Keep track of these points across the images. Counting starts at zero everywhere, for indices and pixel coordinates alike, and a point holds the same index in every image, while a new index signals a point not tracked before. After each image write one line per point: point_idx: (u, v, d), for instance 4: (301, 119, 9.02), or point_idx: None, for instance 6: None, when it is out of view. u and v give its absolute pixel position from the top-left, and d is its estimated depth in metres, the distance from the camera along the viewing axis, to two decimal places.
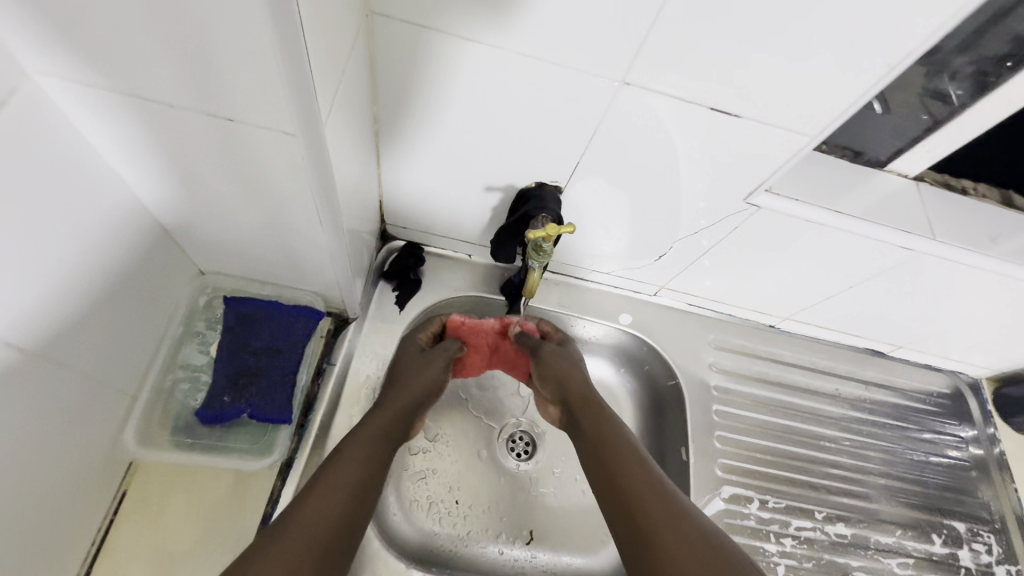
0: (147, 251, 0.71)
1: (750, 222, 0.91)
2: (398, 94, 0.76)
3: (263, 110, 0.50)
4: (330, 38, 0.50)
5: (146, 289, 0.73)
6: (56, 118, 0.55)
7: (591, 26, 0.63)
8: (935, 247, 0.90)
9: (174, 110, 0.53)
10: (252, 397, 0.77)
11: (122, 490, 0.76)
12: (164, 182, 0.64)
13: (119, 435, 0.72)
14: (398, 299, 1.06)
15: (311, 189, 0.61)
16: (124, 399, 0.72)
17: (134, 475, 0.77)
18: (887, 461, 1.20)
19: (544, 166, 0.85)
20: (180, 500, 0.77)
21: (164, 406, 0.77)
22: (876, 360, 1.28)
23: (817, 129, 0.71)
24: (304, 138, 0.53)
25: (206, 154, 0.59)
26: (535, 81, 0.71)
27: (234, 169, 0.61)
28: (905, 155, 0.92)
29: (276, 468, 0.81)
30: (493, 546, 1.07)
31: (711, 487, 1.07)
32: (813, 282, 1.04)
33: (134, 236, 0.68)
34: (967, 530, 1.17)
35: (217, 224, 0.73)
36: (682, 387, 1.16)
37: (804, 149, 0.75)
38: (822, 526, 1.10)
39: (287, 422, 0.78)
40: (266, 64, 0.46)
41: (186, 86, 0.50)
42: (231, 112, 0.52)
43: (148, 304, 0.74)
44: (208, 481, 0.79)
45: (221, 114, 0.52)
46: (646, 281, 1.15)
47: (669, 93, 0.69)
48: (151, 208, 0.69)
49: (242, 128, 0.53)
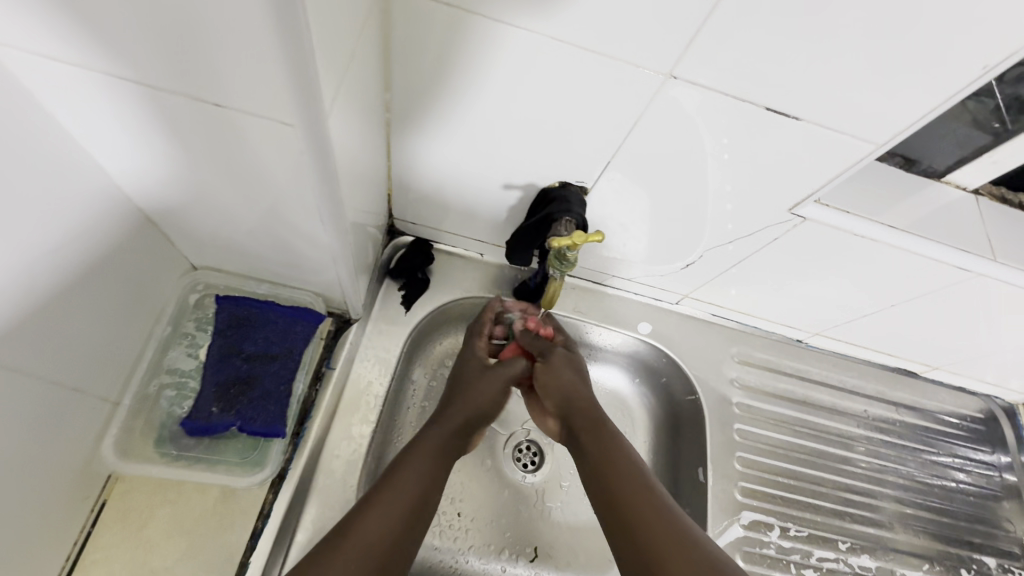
0: (129, 246, 0.65)
1: (791, 234, 0.83)
2: (413, 79, 0.68)
3: (258, 96, 0.43)
4: (342, 12, 0.42)
5: (129, 287, 0.67)
6: (17, 95, 0.47)
7: (640, 9, 0.55)
8: (994, 269, 0.82)
9: (152, 91, 0.46)
10: (243, 407, 0.70)
11: (102, 500, 0.71)
12: (145, 171, 0.57)
13: (97, 445, 0.66)
14: (404, 300, 0.99)
15: (312, 187, 0.54)
16: (103, 406, 0.66)
17: (115, 485, 0.71)
18: (915, 489, 1.13)
19: (570, 164, 0.77)
20: (165, 514, 0.72)
21: (147, 413, 0.71)
22: (908, 380, 1.20)
23: (886, 136, 0.63)
24: (305, 130, 0.46)
25: (192, 143, 0.52)
26: (568, 71, 0.63)
27: (224, 161, 0.53)
28: (966, 165, 0.84)
29: (267, 484, 0.76)
30: (496, 562, 1.02)
31: (730, 512, 1.01)
32: (851, 299, 0.97)
33: (113, 229, 0.61)
34: (997, 566, 1.11)
35: (208, 218, 0.66)
36: (702, 403, 1.09)
37: (867, 158, 0.67)
38: (845, 557, 1.04)
39: (281, 435, 0.72)
40: (260, 41, 0.38)
41: (165, 64, 0.43)
42: (219, 97, 0.45)
43: (131, 302, 0.68)
44: (195, 494, 0.73)
45: (206, 98, 0.45)
46: (669, 289, 1.07)
47: (721, 90, 0.61)
48: (133, 198, 0.62)
49: (231, 115, 0.46)
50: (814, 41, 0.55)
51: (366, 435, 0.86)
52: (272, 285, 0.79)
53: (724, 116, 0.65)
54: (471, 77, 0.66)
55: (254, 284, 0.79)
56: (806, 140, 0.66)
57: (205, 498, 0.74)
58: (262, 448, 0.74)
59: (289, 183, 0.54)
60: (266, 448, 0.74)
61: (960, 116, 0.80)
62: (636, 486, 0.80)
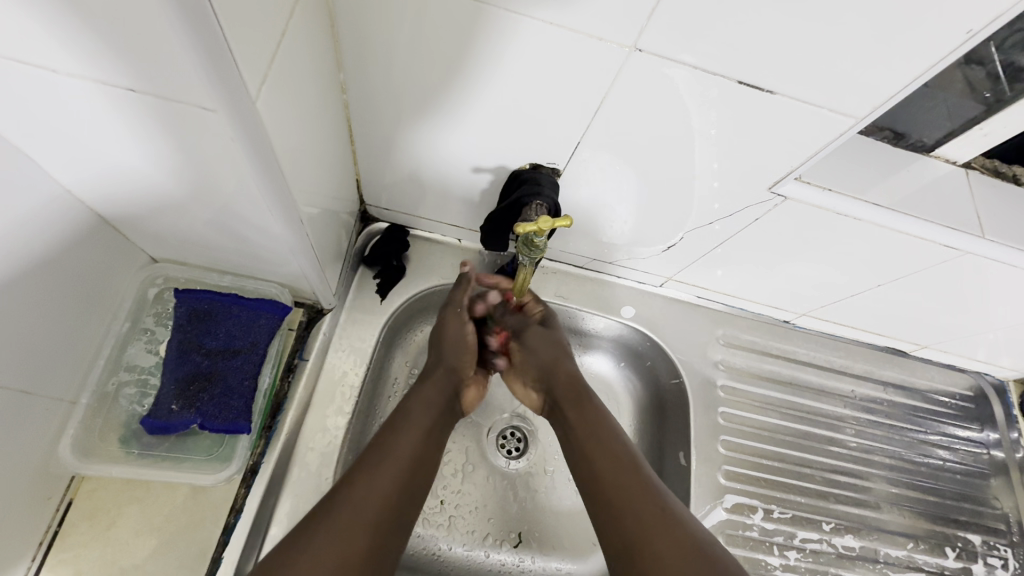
0: (78, 243, 0.62)
1: (772, 214, 0.80)
2: (367, 58, 0.64)
3: (173, 79, 0.40)
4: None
5: (81, 284, 0.64)
6: None
7: None
8: (983, 246, 0.79)
9: (59, 78, 0.42)
10: (204, 405, 0.69)
11: (68, 499, 0.70)
12: (78, 166, 0.54)
13: (54, 447, 0.65)
14: (379, 288, 0.97)
15: (253, 174, 0.51)
16: (59, 406, 0.64)
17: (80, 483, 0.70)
18: (902, 469, 1.13)
19: (540, 144, 0.74)
20: (133, 511, 0.71)
21: (107, 412, 0.69)
22: (897, 359, 1.19)
23: (866, 109, 0.60)
24: (230, 114, 0.43)
25: (118, 133, 0.48)
26: (528, 45, 0.59)
27: (156, 151, 0.50)
28: (956, 139, 0.80)
29: (237, 478, 0.75)
30: (480, 548, 1.01)
31: (713, 495, 1.00)
32: (837, 279, 0.95)
33: (60, 227, 0.58)
34: (982, 543, 1.10)
35: (154, 211, 0.63)
36: (686, 387, 1.08)
37: (847, 133, 0.63)
38: (829, 537, 1.04)
39: (245, 431, 0.70)
40: (165, 18, 0.35)
41: (69, 48, 0.39)
42: (134, 82, 0.41)
43: (84, 300, 0.66)
44: (163, 491, 0.72)
45: (120, 83, 0.42)
46: (652, 271, 1.05)
47: (690, 62, 0.58)
48: (78, 197, 0.59)
49: (150, 100, 0.43)
50: (784, 10, 0.51)
51: (341, 426, 0.85)
52: (236, 275, 0.76)
53: (692, 88, 0.61)
54: (428, 54, 0.63)
55: (218, 277, 0.77)
56: (783, 114, 0.62)
57: (174, 495, 0.73)
58: (228, 443, 0.73)
59: (230, 173, 0.52)
60: (233, 442, 0.73)
61: (950, 86, 0.76)
62: (626, 469, 0.76)
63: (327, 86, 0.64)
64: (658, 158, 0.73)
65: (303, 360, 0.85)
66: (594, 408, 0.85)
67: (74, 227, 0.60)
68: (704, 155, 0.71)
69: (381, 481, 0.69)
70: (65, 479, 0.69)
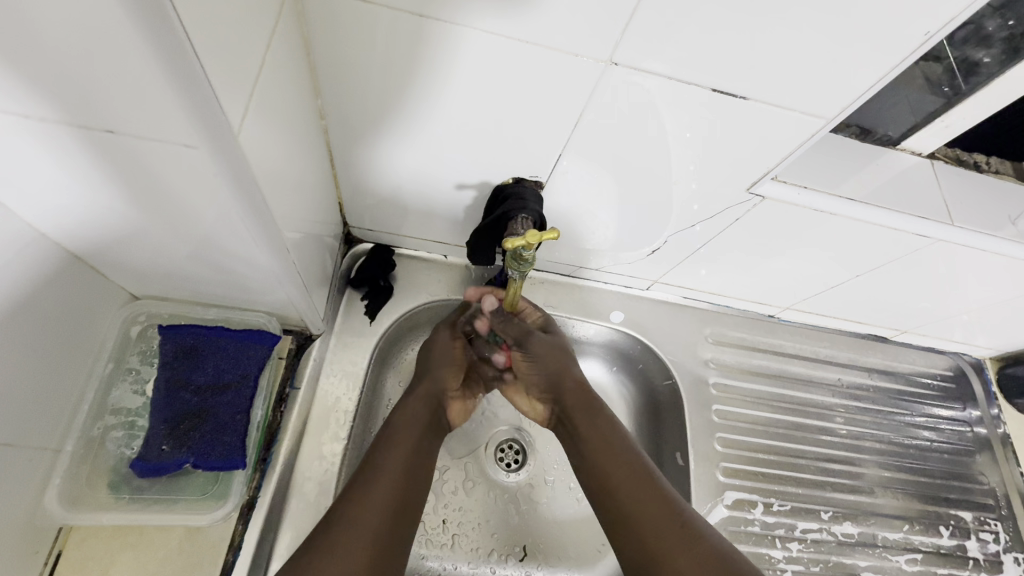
0: (54, 285, 0.60)
1: (752, 213, 0.82)
2: (345, 84, 0.64)
3: (151, 118, 0.39)
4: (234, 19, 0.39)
5: (60, 328, 0.63)
6: None
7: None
8: (952, 233, 0.82)
9: (32, 121, 0.41)
10: (195, 443, 0.67)
11: (57, 552, 0.67)
12: (52, 209, 0.52)
13: (40, 499, 0.62)
14: (368, 309, 0.96)
15: (238, 206, 0.50)
16: (42, 456, 0.62)
17: (69, 534, 0.68)
18: (893, 452, 1.15)
19: (521, 158, 0.74)
20: (126, 559, 0.68)
21: (94, 457, 0.68)
22: (879, 345, 1.22)
23: (835, 109, 0.62)
24: (213, 150, 0.43)
25: (94, 174, 0.47)
26: (505, 63, 0.60)
27: (136, 190, 0.49)
28: (920, 131, 0.83)
29: (234, 516, 0.73)
30: (486, 565, 1.00)
31: (714, 493, 1.01)
32: (818, 272, 0.97)
33: (32, 271, 0.56)
34: (974, 519, 1.13)
35: (133, 248, 0.61)
36: (679, 387, 1.09)
37: (819, 133, 0.65)
38: (828, 526, 1.05)
39: (240, 466, 0.69)
40: (143, 58, 0.34)
41: (41, 92, 0.38)
42: (111, 122, 0.40)
43: (65, 345, 0.64)
44: (157, 535, 0.70)
45: (96, 125, 0.41)
46: (639, 275, 1.06)
47: (664, 72, 0.59)
48: (52, 238, 0.57)
49: (129, 141, 0.42)
50: (753, 20, 0.53)
51: (338, 453, 0.84)
52: (222, 309, 0.75)
53: (667, 98, 0.63)
54: (407, 77, 0.63)
55: (202, 309, 0.75)
56: (755, 118, 0.64)
57: (168, 539, 0.70)
58: (222, 480, 0.71)
59: (212, 207, 0.51)
60: (228, 479, 0.71)
61: (909, 81, 0.79)
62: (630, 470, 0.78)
63: (305, 112, 0.64)
64: (638, 165, 0.75)
65: (294, 389, 0.84)
66: (591, 406, 0.87)
67: (48, 270, 0.58)
68: (682, 160, 0.72)
69: (382, 492, 0.71)
70: (53, 530, 0.66)
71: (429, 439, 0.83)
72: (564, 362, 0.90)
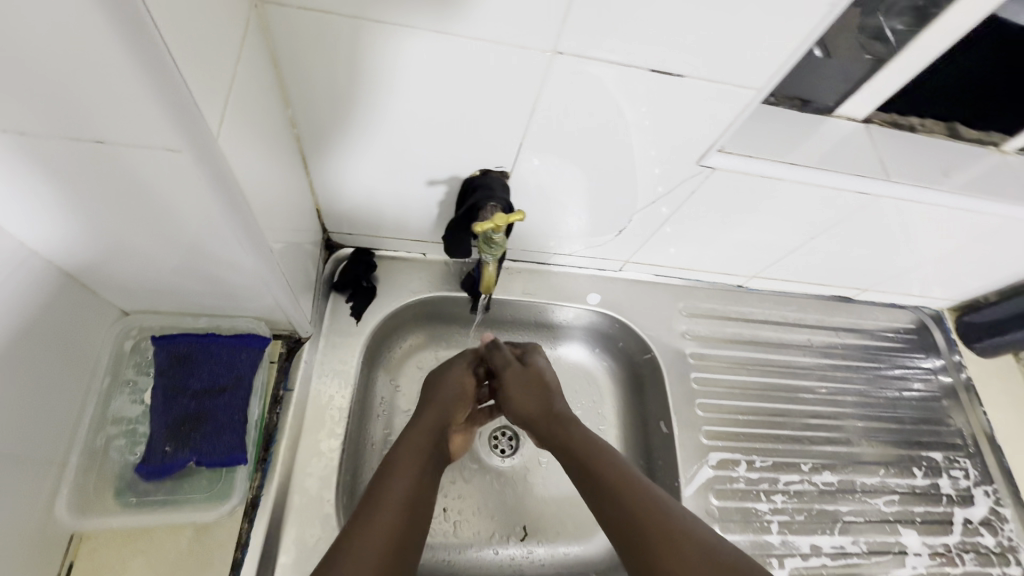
0: (49, 302, 0.63)
1: (706, 186, 0.88)
2: (313, 92, 0.69)
3: (135, 125, 0.43)
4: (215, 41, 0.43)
5: (58, 343, 0.65)
6: None
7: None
8: (890, 189, 0.88)
9: (26, 138, 0.44)
10: (196, 443, 0.70)
11: (68, 562, 0.69)
12: (44, 225, 0.55)
13: (50, 508, 0.65)
14: (353, 310, 0.99)
15: (221, 207, 0.54)
16: (51, 467, 0.65)
17: (80, 543, 0.70)
18: (864, 403, 1.22)
19: (485, 151, 0.79)
20: (137, 565, 0.70)
21: (99, 466, 0.71)
22: (844, 305, 1.29)
23: (763, 79, 0.68)
24: (194, 153, 0.46)
25: (84, 187, 0.50)
26: (460, 61, 0.65)
27: (124, 200, 0.53)
28: (852, 98, 0.90)
29: (240, 513, 0.76)
30: (489, 546, 1.04)
31: (698, 455, 1.06)
32: (775, 238, 1.03)
33: (28, 287, 0.59)
34: (944, 458, 1.19)
35: (123, 262, 0.64)
36: (658, 360, 1.14)
37: (753, 103, 0.71)
38: (809, 476, 1.11)
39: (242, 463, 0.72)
40: (124, 68, 0.38)
41: (32, 107, 0.41)
42: (99, 133, 0.44)
43: (64, 359, 0.67)
44: (165, 539, 0.72)
45: (86, 137, 0.44)
46: (610, 257, 1.11)
47: (605, 57, 0.64)
48: (44, 255, 0.60)
49: (117, 150, 0.46)
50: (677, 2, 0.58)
51: (335, 448, 0.87)
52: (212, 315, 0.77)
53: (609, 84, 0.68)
54: (370, 81, 0.67)
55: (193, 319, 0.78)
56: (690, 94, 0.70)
57: (177, 542, 0.73)
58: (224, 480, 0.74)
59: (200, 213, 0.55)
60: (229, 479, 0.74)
61: (836, 52, 0.86)
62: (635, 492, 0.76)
63: (277, 123, 0.68)
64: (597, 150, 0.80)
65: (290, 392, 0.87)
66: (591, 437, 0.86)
67: (44, 286, 0.61)
68: (639, 144, 0.78)
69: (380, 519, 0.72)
70: (64, 540, 0.68)
71: (431, 470, 0.84)
72: (544, 403, 0.92)
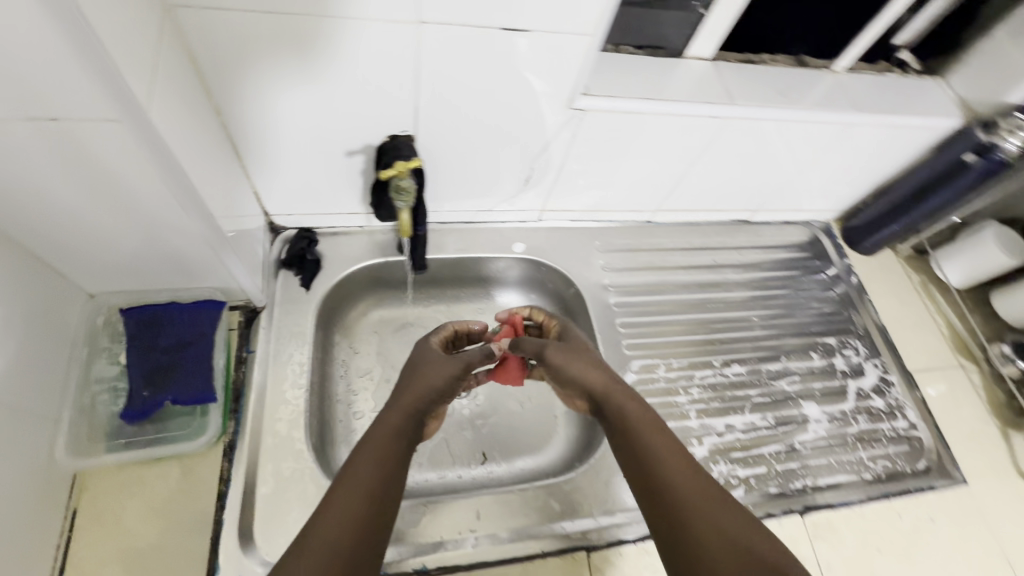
0: (27, 280, 0.74)
1: (584, 127, 1.04)
2: (230, 84, 0.82)
3: (78, 102, 0.56)
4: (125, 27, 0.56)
5: (42, 317, 0.77)
6: None
7: None
8: (737, 110, 1.06)
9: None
10: (171, 386, 0.84)
11: (73, 506, 0.81)
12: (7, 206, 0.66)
13: (51, 453, 0.77)
14: (302, 280, 1.10)
15: (160, 171, 0.66)
16: (45, 422, 0.77)
17: (82, 489, 0.82)
18: (765, 305, 1.41)
19: (386, 116, 0.93)
20: (133, 502, 0.82)
21: (88, 422, 0.83)
22: (742, 227, 1.47)
23: (595, 27, 0.84)
24: (128, 121, 0.59)
25: (41, 165, 0.62)
26: (346, 41, 0.79)
27: (79, 174, 0.65)
28: (694, 39, 1.07)
29: (218, 449, 0.88)
30: (452, 470, 1.17)
31: (623, 365, 1.22)
32: (660, 169, 1.20)
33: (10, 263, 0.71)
34: (837, 342, 1.37)
35: (85, 240, 0.75)
36: (582, 292, 1.29)
37: (595, 47, 0.88)
38: (721, 369, 1.28)
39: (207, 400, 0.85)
40: (68, 54, 0.52)
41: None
42: (52, 111, 0.57)
43: (49, 332, 0.78)
44: (152, 476, 0.84)
45: (42, 115, 0.57)
46: (527, 208, 1.26)
47: (458, 23, 0.80)
48: (16, 238, 0.71)
49: (67, 125, 0.58)
50: None
51: (300, 399, 0.96)
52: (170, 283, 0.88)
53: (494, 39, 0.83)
54: (276, 67, 0.81)
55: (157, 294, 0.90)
56: (542, 42, 0.85)
57: (166, 480, 0.84)
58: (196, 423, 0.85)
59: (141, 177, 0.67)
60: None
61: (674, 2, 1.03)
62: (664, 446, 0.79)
63: (204, 113, 0.81)
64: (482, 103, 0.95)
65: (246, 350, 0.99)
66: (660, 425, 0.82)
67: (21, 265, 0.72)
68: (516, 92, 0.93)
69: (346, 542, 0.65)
70: (68, 484, 0.80)
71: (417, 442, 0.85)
72: (607, 377, 0.91)
